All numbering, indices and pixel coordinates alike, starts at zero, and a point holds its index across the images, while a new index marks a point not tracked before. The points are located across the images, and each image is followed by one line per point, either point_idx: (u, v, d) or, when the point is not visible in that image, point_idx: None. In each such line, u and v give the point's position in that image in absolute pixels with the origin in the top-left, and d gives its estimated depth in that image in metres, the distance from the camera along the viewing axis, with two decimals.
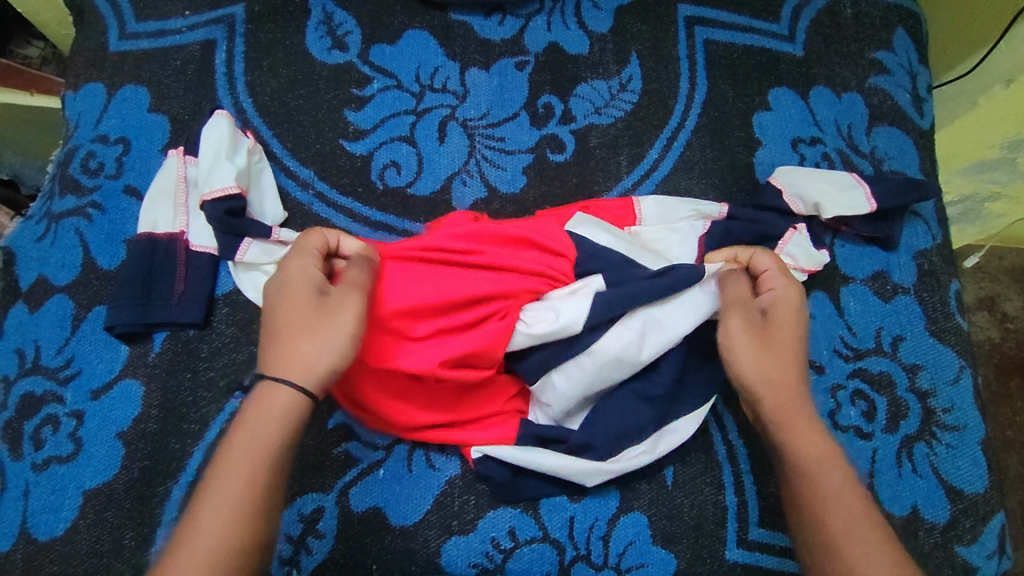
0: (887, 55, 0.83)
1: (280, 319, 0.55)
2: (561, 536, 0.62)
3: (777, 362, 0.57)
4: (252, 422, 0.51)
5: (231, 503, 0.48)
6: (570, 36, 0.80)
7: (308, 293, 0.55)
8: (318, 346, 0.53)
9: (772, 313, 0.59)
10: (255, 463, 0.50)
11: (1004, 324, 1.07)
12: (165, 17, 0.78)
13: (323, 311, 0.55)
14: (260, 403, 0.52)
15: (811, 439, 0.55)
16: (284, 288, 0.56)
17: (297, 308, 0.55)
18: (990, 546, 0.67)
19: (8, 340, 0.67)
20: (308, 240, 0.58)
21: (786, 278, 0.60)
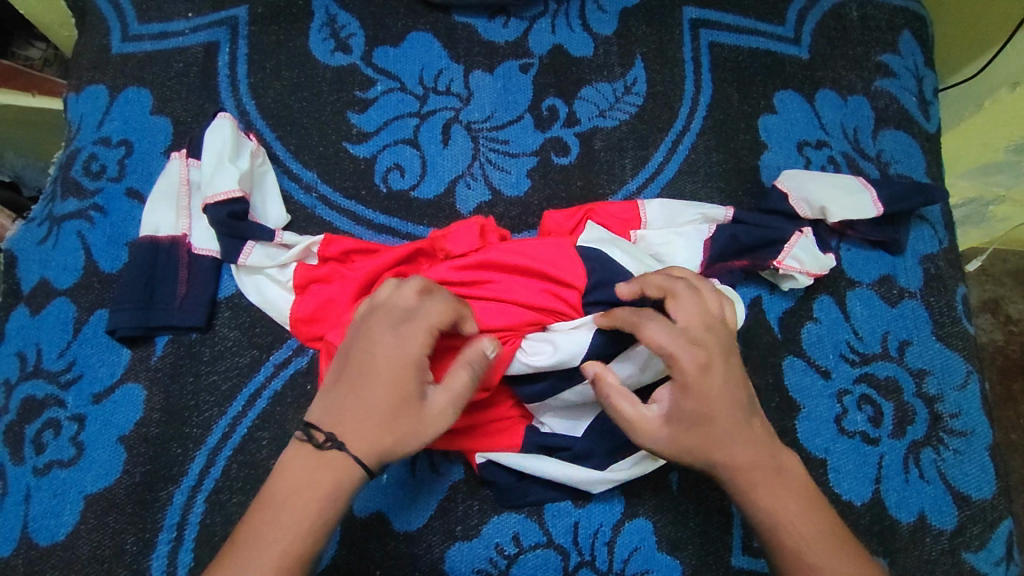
0: (893, 58, 0.83)
1: (377, 389, 0.52)
2: (565, 542, 0.62)
3: (702, 437, 0.54)
4: (313, 485, 0.50)
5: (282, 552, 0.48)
6: (575, 38, 0.80)
7: (416, 378, 0.52)
8: (398, 441, 0.51)
9: (679, 405, 0.54)
10: (309, 530, 0.49)
11: (1008, 327, 1.06)
12: (168, 19, 0.78)
13: (420, 407, 0.52)
14: (328, 466, 0.51)
15: (767, 478, 0.55)
16: (394, 356, 0.52)
17: (402, 391, 0.52)
18: (998, 553, 0.66)
19: (9, 343, 0.67)
20: (435, 314, 0.53)
21: (684, 350, 0.54)
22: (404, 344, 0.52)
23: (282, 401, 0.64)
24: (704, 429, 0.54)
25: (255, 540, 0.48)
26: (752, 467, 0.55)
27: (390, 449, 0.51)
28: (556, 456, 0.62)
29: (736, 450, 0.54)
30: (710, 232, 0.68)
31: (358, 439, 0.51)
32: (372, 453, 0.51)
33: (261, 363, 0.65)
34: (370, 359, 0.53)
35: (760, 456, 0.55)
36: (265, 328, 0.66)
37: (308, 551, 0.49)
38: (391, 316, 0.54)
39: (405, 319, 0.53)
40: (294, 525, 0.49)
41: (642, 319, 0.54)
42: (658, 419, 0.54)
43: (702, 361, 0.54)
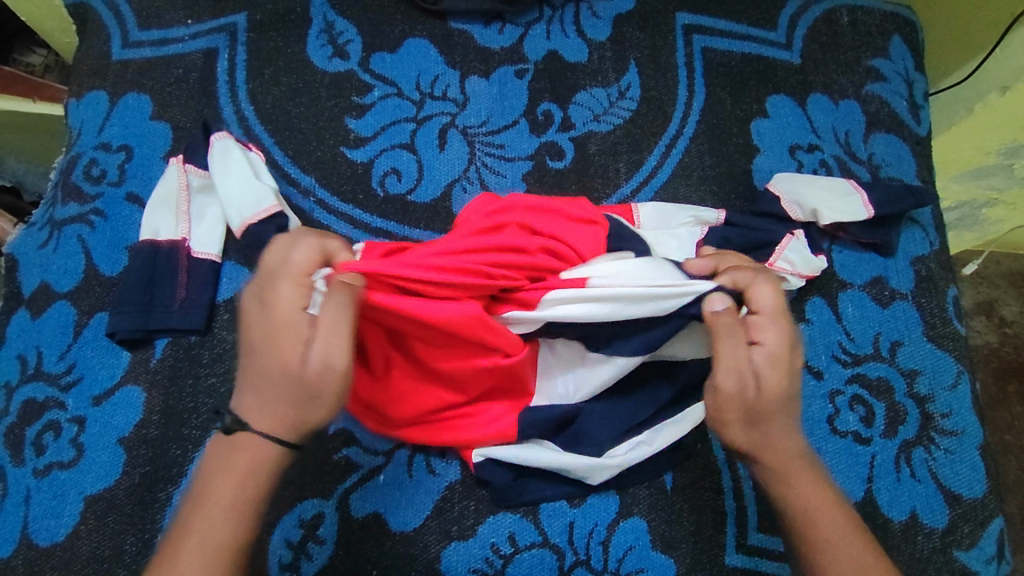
0: (884, 63, 0.84)
1: (261, 360, 0.50)
2: (561, 541, 0.62)
3: (773, 423, 0.55)
4: (228, 469, 0.50)
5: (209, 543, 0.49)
6: (569, 44, 0.81)
7: (292, 333, 0.49)
8: (298, 406, 0.50)
9: (767, 374, 0.54)
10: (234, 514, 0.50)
11: (1002, 329, 1.07)
12: (167, 26, 0.79)
13: (298, 367, 0.49)
14: (237, 449, 0.50)
15: (804, 472, 0.56)
16: (266, 320, 0.50)
17: (285, 355, 0.49)
18: (989, 551, 0.67)
19: (10, 346, 0.67)
20: (298, 266, 0.51)
21: (779, 323, 0.54)
22: (276, 302, 0.50)
23: None
24: (774, 413, 0.55)
25: (191, 529, 0.49)
26: (788, 463, 0.56)
27: (293, 417, 0.50)
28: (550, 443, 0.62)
29: (780, 445, 0.56)
30: (701, 235, 0.69)
31: (263, 419, 0.50)
32: (276, 424, 0.50)
33: None
34: (246, 331, 0.51)
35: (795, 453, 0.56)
36: None
37: (237, 530, 0.50)
38: (258, 283, 0.52)
39: (267, 285, 0.51)
40: (219, 511, 0.50)
41: (756, 279, 0.55)
42: (749, 387, 0.54)
43: (792, 336, 0.55)
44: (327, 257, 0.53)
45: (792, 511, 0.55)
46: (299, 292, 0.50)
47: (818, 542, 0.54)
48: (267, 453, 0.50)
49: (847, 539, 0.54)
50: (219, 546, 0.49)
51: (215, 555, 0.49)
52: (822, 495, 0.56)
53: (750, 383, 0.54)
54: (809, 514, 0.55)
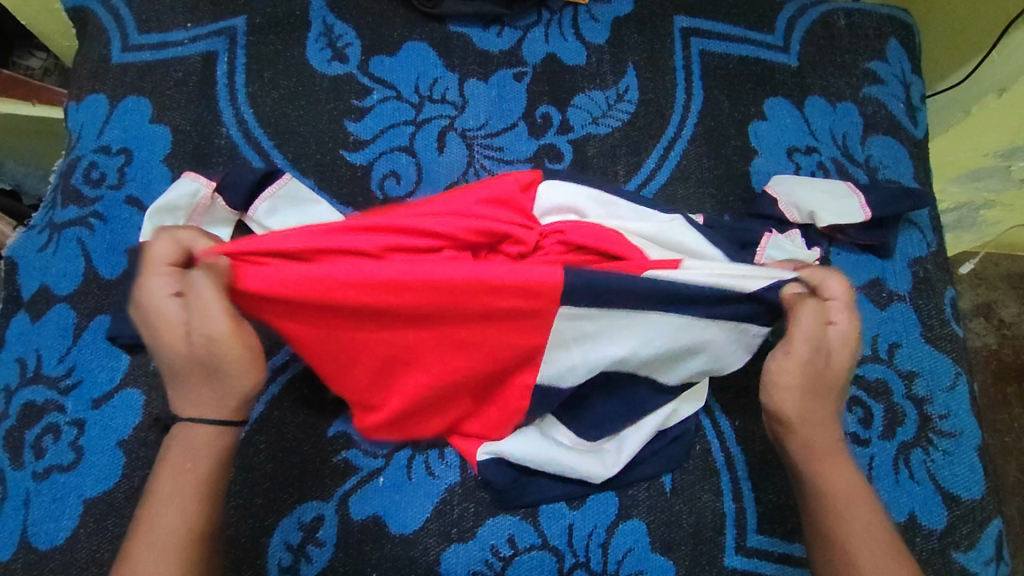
0: (881, 66, 0.84)
1: (163, 352, 0.53)
2: (560, 544, 0.63)
3: (826, 403, 0.58)
4: (180, 459, 0.53)
5: (168, 537, 0.51)
6: (567, 47, 0.81)
7: (172, 323, 0.52)
8: (217, 381, 0.53)
9: (836, 355, 0.57)
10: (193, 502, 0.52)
11: (1001, 330, 1.08)
12: (167, 29, 0.79)
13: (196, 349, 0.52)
14: (183, 441, 0.54)
15: (836, 463, 0.57)
16: (148, 321, 0.52)
17: (176, 340, 0.52)
18: (987, 553, 0.67)
19: (9, 349, 0.67)
20: (161, 257, 0.51)
21: (851, 311, 0.57)
22: (146, 297, 0.51)
23: (279, 405, 0.65)
24: (828, 395, 0.58)
25: (152, 522, 0.51)
26: (823, 450, 0.58)
27: (215, 393, 0.54)
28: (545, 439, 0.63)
29: (817, 432, 0.58)
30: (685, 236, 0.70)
31: (193, 409, 0.54)
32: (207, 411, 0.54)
33: None
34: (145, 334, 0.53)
35: (830, 439, 0.58)
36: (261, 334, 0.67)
37: (196, 521, 0.52)
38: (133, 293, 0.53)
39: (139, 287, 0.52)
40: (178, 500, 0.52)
41: (829, 274, 0.57)
42: (819, 363, 0.57)
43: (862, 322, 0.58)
44: (186, 249, 0.52)
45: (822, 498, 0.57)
46: (165, 282, 0.51)
47: (849, 530, 0.55)
48: (206, 435, 0.54)
49: (875, 529, 0.55)
50: (182, 534, 0.51)
51: (176, 547, 0.51)
52: (854, 483, 0.57)
53: (822, 359, 0.57)
54: (840, 501, 0.56)
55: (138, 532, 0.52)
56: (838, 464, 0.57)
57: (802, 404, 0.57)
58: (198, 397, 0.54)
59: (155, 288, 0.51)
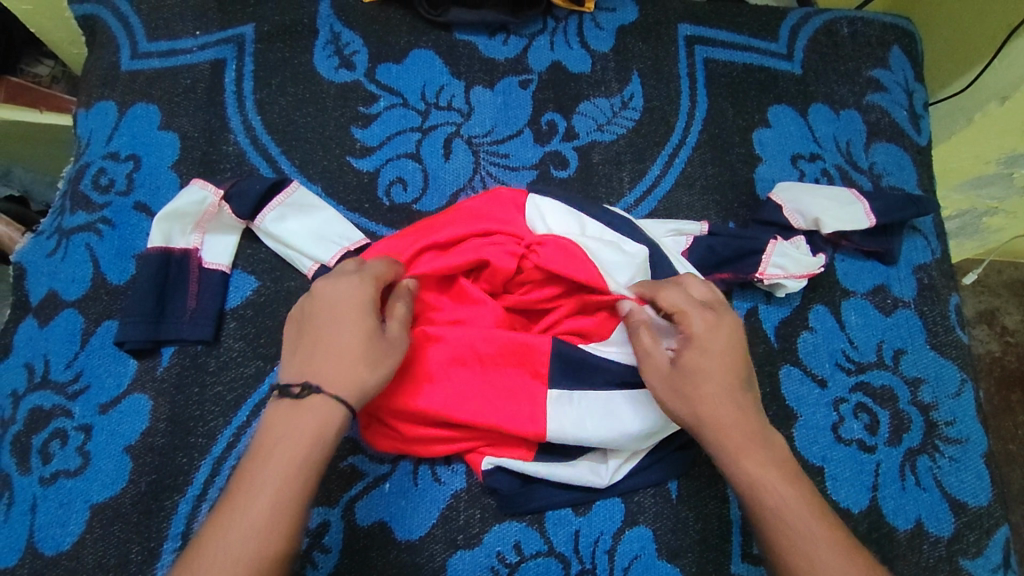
0: (884, 74, 0.85)
1: (337, 331, 0.54)
2: (566, 550, 0.62)
3: (710, 392, 0.56)
4: (298, 433, 0.51)
5: (273, 502, 0.49)
6: (573, 55, 0.82)
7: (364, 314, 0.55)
8: (371, 371, 0.54)
9: (684, 354, 0.58)
10: (302, 474, 0.50)
11: (1005, 337, 1.08)
12: (176, 36, 0.79)
13: (379, 337, 0.55)
14: (309, 413, 0.52)
15: (755, 451, 0.55)
16: (336, 306, 0.55)
17: (366, 327, 0.55)
18: (995, 560, 0.67)
19: (18, 354, 0.68)
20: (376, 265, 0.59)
21: (696, 305, 0.59)
22: (350, 282, 0.56)
23: None
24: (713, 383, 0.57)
25: (253, 487, 0.49)
26: (740, 435, 0.55)
27: (366, 379, 0.53)
28: (546, 451, 0.63)
29: (726, 421, 0.56)
30: (686, 246, 0.72)
31: (338, 386, 0.53)
32: (350, 390, 0.53)
33: (266, 373, 0.67)
34: (321, 310, 0.56)
35: (746, 424, 0.56)
36: (270, 339, 0.68)
37: (302, 490, 0.50)
38: (334, 272, 0.58)
39: (345, 272, 0.58)
40: (287, 473, 0.50)
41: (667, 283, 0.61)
42: (664, 366, 0.58)
43: (712, 321, 0.58)
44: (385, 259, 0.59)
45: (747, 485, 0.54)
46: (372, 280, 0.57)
47: (772, 520, 0.53)
48: (338, 417, 0.52)
49: (801, 516, 0.52)
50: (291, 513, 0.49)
51: (283, 513, 0.49)
52: (779, 469, 0.55)
53: (667, 362, 0.58)
54: (759, 485, 0.54)
55: (239, 494, 0.49)
56: (757, 454, 0.55)
57: (675, 402, 0.57)
58: (345, 378, 0.53)
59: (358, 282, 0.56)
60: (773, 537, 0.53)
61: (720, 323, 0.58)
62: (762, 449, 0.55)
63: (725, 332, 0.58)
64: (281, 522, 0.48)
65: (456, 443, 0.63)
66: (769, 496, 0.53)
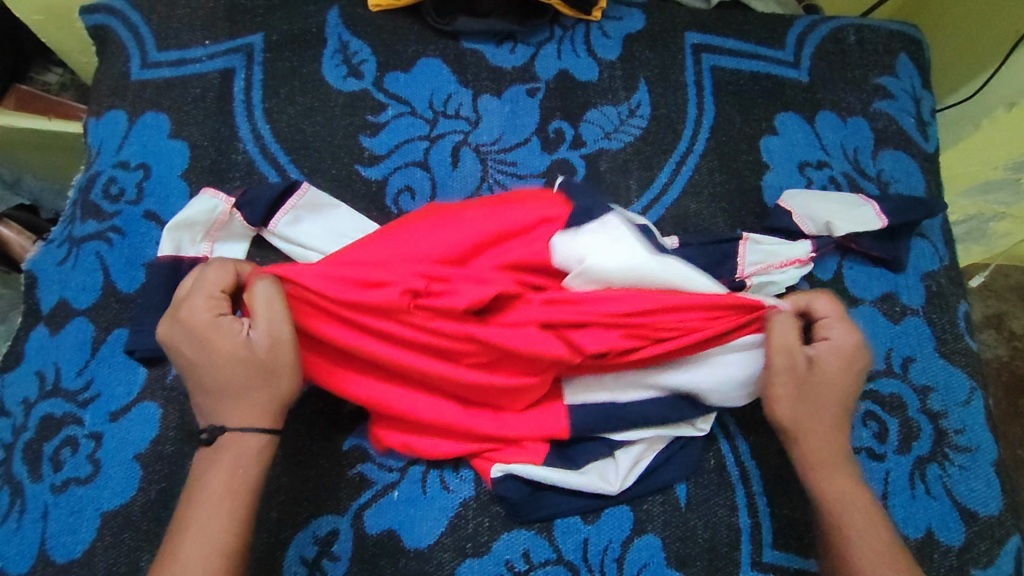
0: (891, 81, 0.85)
1: (209, 366, 0.55)
2: (575, 558, 0.62)
3: (821, 410, 0.60)
4: (217, 467, 0.54)
5: (206, 536, 0.51)
6: (580, 63, 0.82)
7: (223, 332, 0.55)
8: (268, 384, 0.55)
9: (823, 361, 0.60)
10: (229, 503, 0.53)
11: (1012, 342, 1.07)
12: (185, 46, 0.80)
13: (247, 353, 0.55)
14: (223, 450, 0.54)
15: (843, 473, 0.60)
16: (188, 332, 0.55)
17: (233, 350, 0.54)
18: (1006, 569, 0.67)
19: (29, 362, 0.68)
20: (213, 282, 0.56)
21: (845, 325, 0.61)
22: (194, 319, 0.55)
23: (294, 419, 0.66)
24: (825, 405, 0.60)
25: (187, 527, 0.52)
26: (832, 457, 0.60)
27: (266, 395, 0.55)
28: (555, 458, 0.63)
29: (820, 439, 0.60)
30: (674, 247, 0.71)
31: (239, 414, 0.55)
32: (255, 410, 0.55)
33: None
34: (184, 353, 0.55)
35: (837, 450, 0.60)
36: None
37: (234, 518, 0.53)
38: (172, 316, 0.56)
39: (181, 310, 0.56)
40: (214, 502, 0.52)
41: (817, 294, 0.62)
42: (801, 368, 0.60)
43: (856, 345, 0.61)
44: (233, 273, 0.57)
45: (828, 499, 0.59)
46: (215, 304, 0.56)
47: (851, 533, 0.57)
48: (255, 440, 0.55)
49: (878, 537, 0.57)
50: (230, 539, 0.52)
51: (216, 545, 0.51)
52: (863, 494, 0.59)
53: (805, 365, 0.60)
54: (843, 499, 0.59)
55: (173, 539, 0.52)
56: (844, 476, 0.59)
57: (787, 410, 0.60)
58: (245, 403, 0.55)
59: (201, 312, 0.55)
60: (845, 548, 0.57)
61: (860, 351, 0.61)
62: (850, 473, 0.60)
63: (861, 362, 0.61)
64: (214, 551, 0.51)
65: (469, 442, 0.63)
66: (853, 515, 0.58)
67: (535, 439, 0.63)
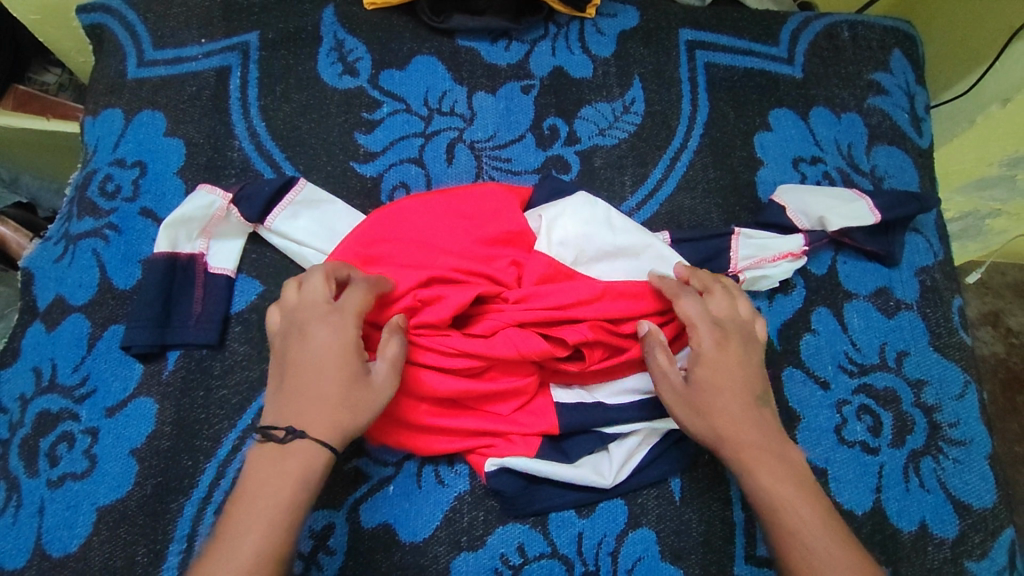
0: (885, 77, 0.85)
1: (326, 379, 0.55)
2: (570, 552, 0.63)
3: (725, 409, 0.58)
4: (283, 474, 0.52)
5: (260, 543, 0.49)
6: (574, 60, 0.82)
7: (356, 359, 0.56)
8: (356, 418, 0.55)
9: (700, 373, 0.59)
10: (289, 513, 0.51)
11: (1009, 339, 1.07)
12: (181, 44, 0.80)
13: (363, 381, 0.55)
14: (292, 457, 0.53)
15: (771, 463, 0.57)
16: (335, 342, 0.56)
17: (352, 373, 0.55)
18: (1000, 561, 0.67)
19: (26, 358, 0.68)
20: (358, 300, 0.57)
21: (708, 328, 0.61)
22: (338, 327, 0.56)
23: None
24: (724, 402, 0.58)
25: (243, 529, 0.50)
26: (753, 450, 0.57)
27: (348, 430, 0.55)
28: (549, 452, 0.64)
29: (739, 434, 0.58)
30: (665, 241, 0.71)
31: (323, 431, 0.54)
32: (337, 435, 0.54)
33: None
34: (309, 353, 0.56)
35: (762, 442, 0.58)
36: None
37: (287, 532, 0.51)
38: (315, 310, 0.57)
39: (329, 313, 0.57)
40: (275, 511, 0.51)
41: (681, 293, 0.62)
42: (679, 385, 0.59)
43: (717, 339, 0.61)
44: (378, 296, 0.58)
45: (763, 497, 0.56)
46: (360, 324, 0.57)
47: (784, 529, 0.54)
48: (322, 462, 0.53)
49: (813, 529, 0.54)
50: (273, 548, 0.50)
51: (268, 554, 0.49)
52: (793, 484, 0.56)
53: (681, 380, 0.59)
54: (780, 496, 0.55)
55: (222, 539, 0.50)
56: (774, 469, 0.56)
57: (691, 417, 0.58)
58: (330, 426, 0.54)
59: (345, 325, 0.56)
60: (784, 545, 0.54)
61: (732, 348, 0.61)
62: (780, 464, 0.57)
63: (734, 356, 0.60)
64: (268, 559, 0.49)
65: (466, 440, 0.63)
66: (785, 509, 0.55)
67: (525, 434, 0.63)
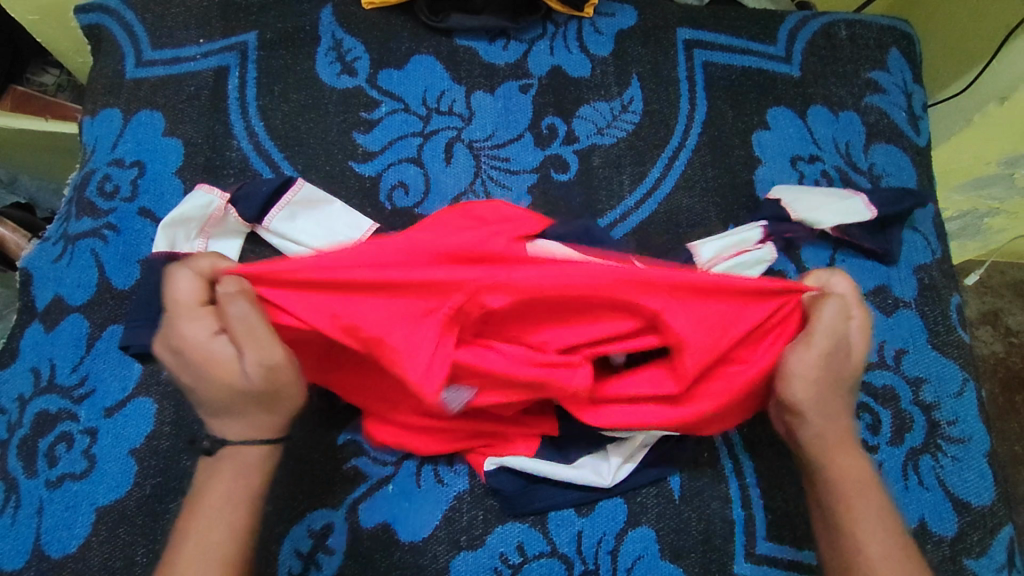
0: (882, 75, 0.85)
1: (206, 386, 0.53)
2: (570, 551, 0.63)
3: (838, 397, 0.57)
4: (220, 474, 0.55)
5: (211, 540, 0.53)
6: (572, 59, 0.83)
7: (216, 357, 0.52)
8: (268, 410, 0.54)
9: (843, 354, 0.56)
10: (237, 511, 0.54)
11: (1009, 338, 1.08)
12: (179, 45, 0.80)
13: (241, 377, 0.52)
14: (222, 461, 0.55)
15: (853, 456, 0.58)
16: (185, 358, 0.53)
17: (226, 374, 0.52)
18: (999, 559, 0.67)
19: (24, 359, 0.68)
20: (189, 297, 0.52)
21: (861, 305, 0.57)
22: (185, 340, 0.52)
23: None
24: (845, 391, 0.58)
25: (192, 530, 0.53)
26: (840, 441, 0.58)
27: (265, 419, 0.55)
28: (549, 452, 0.64)
29: (836, 424, 0.58)
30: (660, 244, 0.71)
31: (240, 433, 0.55)
32: (253, 431, 0.55)
33: None
34: (184, 369, 0.54)
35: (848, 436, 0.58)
36: None
37: (234, 525, 0.54)
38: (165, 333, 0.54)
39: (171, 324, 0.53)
40: (221, 510, 0.54)
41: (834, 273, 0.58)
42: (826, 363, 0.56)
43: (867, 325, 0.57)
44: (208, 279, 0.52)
45: (841, 488, 0.57)
46: (201, 325, 0.52)
47: (857, 523, 0.55)
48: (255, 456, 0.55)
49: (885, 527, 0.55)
50: (225, 545, 0.53)
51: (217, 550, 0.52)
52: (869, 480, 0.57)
53: (840, 357, 0.56)
54: (857, 492, 0.57)
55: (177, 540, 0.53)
56: (853, 461, 0.58)
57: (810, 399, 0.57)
58: (241, 424, 0.55)
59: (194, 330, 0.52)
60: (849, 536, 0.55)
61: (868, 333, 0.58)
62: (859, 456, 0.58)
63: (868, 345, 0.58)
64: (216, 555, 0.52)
65: (463, 441, 0.63)
66: (857, 503, 0.56)
67: (525, 434, 0.64)
